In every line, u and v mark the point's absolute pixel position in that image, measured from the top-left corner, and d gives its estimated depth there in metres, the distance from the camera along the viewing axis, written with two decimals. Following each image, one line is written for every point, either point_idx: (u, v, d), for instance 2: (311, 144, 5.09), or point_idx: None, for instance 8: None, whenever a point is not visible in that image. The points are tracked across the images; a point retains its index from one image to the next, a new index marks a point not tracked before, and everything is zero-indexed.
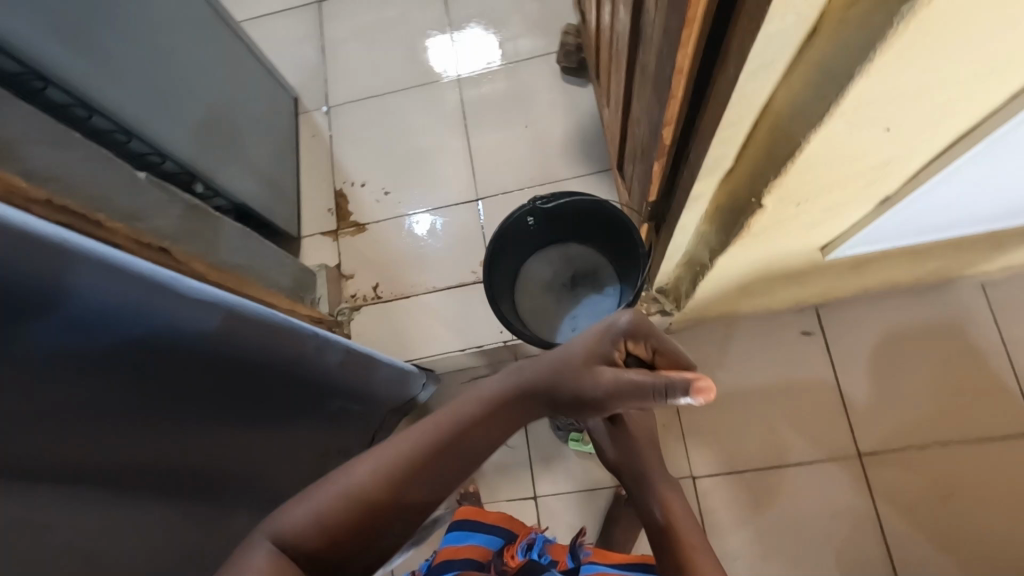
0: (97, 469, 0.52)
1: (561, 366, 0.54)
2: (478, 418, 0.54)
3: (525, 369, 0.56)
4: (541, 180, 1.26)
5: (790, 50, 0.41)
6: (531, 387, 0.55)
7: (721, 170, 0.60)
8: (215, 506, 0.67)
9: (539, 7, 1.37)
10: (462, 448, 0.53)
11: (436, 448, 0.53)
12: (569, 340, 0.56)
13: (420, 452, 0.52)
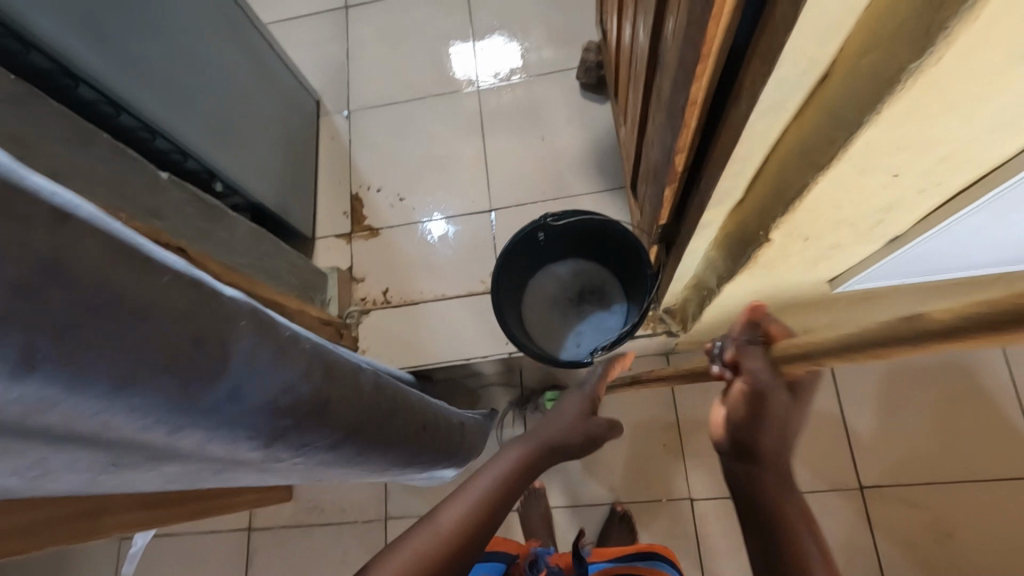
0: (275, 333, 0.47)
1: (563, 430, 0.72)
2: (524, 469, 0.63)
3: (528, 437, 0.68)
4: (555, 194, 1.27)
5: (800, 91, 0.42)
6: (547, 448, 0.68)
7: (731, 201, 0.61)
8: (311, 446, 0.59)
9: (562, 21, 1.39)
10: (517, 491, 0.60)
11: (505, 493, 0.58)
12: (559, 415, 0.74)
13: (498, 494, 0.57)
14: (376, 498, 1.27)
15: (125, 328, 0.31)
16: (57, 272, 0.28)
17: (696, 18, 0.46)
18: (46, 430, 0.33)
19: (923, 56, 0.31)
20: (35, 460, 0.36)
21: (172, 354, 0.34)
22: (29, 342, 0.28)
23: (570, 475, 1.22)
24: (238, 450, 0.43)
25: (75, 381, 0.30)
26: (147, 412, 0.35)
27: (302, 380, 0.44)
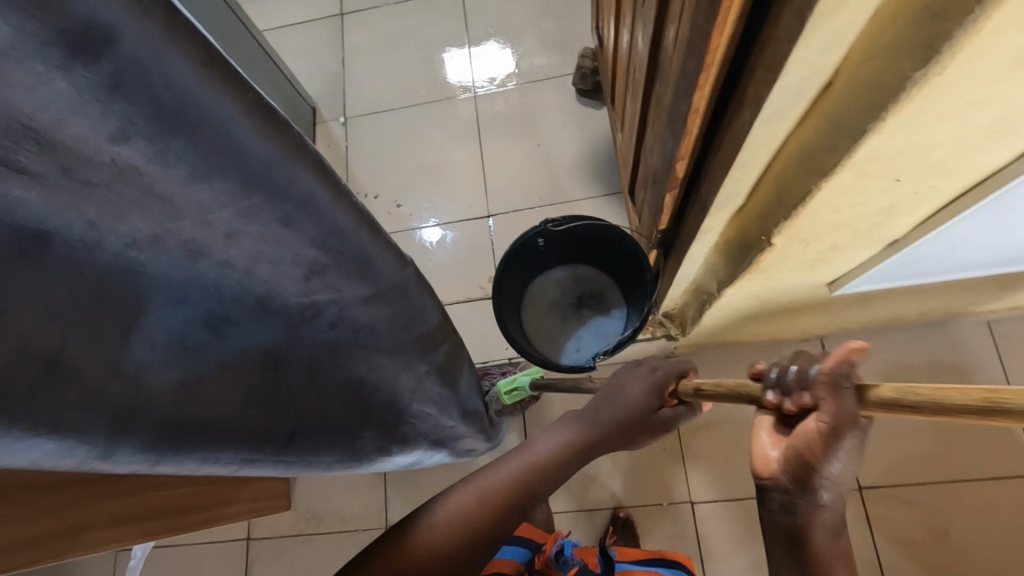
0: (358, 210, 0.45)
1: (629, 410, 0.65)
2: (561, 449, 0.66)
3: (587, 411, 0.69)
4: (553, 200, 1.28)
5: (803, 99, 0.43)
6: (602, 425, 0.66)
7: (732, 206, 0.61)
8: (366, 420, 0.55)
9: (556, 27, 1.39)
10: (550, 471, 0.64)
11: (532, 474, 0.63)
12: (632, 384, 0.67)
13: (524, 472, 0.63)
14: (376, 505, 1.26)
15: (213, 125, 0.34)
16: (157, 59, 0.30)
17: (698, 28, 0.46)
18: (138, 235, 0.35)
19: (928, 65, 0.32)
20: (113, 313, 0.35)
21: (244, 155, 0.36)
22: (130, 111, 0.31)
23: (571, 480, 1.22)
24: (282, 277, 0.43)
25: (164, 155, 0.33)
26: (223, 205, 0.37)
27: (352, 227, 0.45)
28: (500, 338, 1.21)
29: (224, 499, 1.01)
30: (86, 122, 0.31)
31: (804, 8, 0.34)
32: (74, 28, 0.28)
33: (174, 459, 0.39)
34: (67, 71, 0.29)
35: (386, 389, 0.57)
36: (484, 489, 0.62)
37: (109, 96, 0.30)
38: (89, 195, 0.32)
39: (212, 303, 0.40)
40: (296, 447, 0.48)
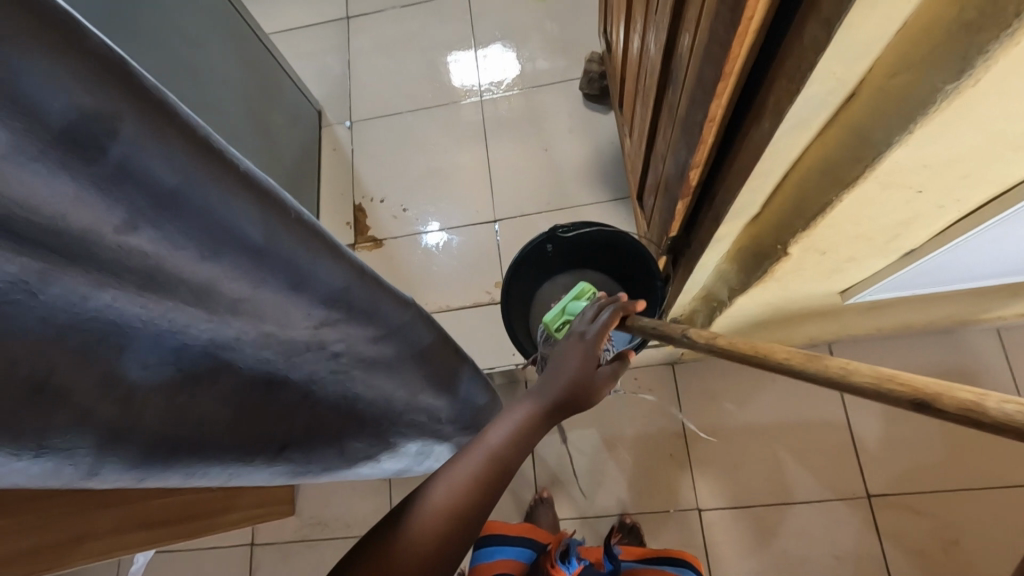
0: (359, 272, 0.46)
1: (576, 379, 0.60)
2: (517, 433, 0.56)
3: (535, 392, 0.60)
4: (559, 204, 1.27)
5: (827, 109, 0.42)
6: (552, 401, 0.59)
7: (748, 215, 0.61)
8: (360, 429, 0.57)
9: (563, 31, 1.39)
10: (512, 458, 0.55)
11: (498, 464, 0.54)
12: (567, 355, 0.62)
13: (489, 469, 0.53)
14: (381, 511, 1.25)
15: (210, 206, 0.33)
16: (150, 154, 0.30)
17: (717, 36, 0.46)
18: (135, 294, 0.35)
19: (962, 78, 0.31)
20: (108, 342, 0.34)
21: (243, 234, 0.36)
22: (136, 202, 0.31)
23: (577, 485, 1.22)
24: (289, 324, 0.44)
25: (169, 238, 0.33)
26: (226, 273, 0.37)
27: (353, 281, 0.45)
28: (506, 343, 1.20)
29: (226, 506, 1.00)
30: (94, 214, 0.30)
31: (832, 20, 0.33)
32: (73, 132, 0.27)
33: (161, 473, 0.40)
34: (68, 173, 0.28)
35: (378, 400, 0.58)
36: (461, 488, 0.52)
37: (112, 190, 0.30)
38: (89, 270, 0.32)
39: (212, 338, 0.40)
40: (291, 451, 0.50)
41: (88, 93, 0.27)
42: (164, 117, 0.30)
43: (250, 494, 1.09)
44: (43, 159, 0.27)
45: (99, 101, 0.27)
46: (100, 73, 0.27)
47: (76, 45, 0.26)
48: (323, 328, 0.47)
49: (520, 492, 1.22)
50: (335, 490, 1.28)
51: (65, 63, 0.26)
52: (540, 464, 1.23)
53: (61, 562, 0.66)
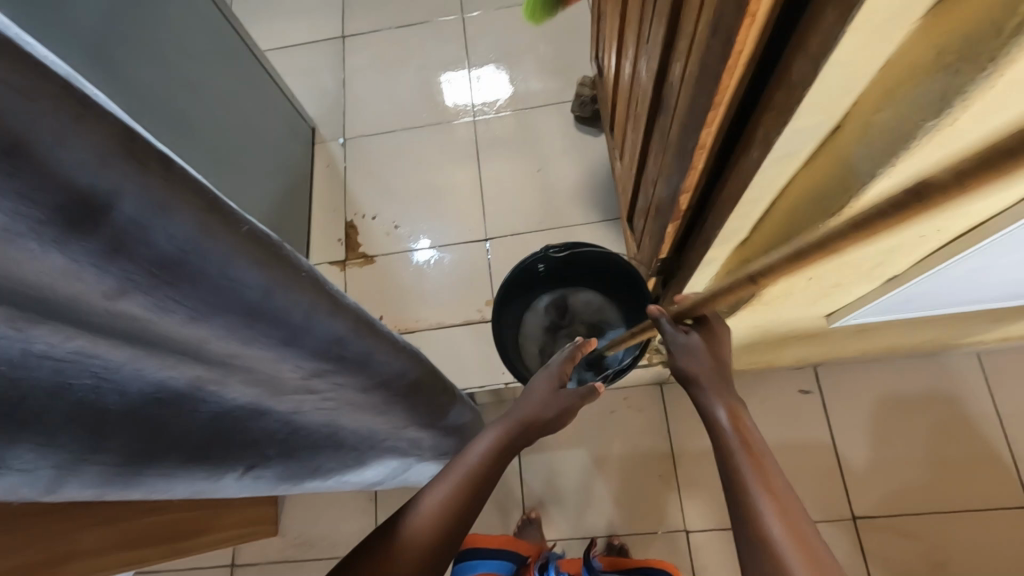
0: (354, 309, 0.45)
1: (545, 406, 0.69)
2: (494, 453, 0.63)
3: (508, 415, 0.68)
4: (551, 225, 1.28)
5: (813, 139, 0.43)
6: (523, 422, 0.67)
7: (737, 239, 0.62)
8: (324, 437, 0.60)
9: (556, 56, 1.42)
10: (490, 472, 0.63)
11: (478, 477, 0.61)
12: (535, 386, 0.71)
13: (470, 481, 0.61)
14: (366, 531, 1.23)
15: (210, 271, 0.32)
16: (151, 222, 0.28)
17: (709, 68, 0.48)
18: (117, 348, 0.34)
19: (941, 116, 0.33)
20: (86, 372, 0.34)
21: (244, 295, 0.34)
22: (130, 270, 0.29)
23: (565, 505, 1.21)
24: (280, 370, 0.43)
25: (162, 303, 0.32)
26: (220, 333, 0.36)
27: (348, 332, 0.44)
28: (496, 362, 1.20)
29: (210, 527, 0.98)
30: (86, 276, 0.28)
31: (819, 56, 0.35)
32: (73, 202, 0.25)
33: (123, 488, 0.41)
34: (61, 243, 0.26)
35: (355, 425, 0.61)
36: (446, 498, 0.59)
37: (106, 258, 0.28)
38: (64, 325, 0.30)
39: (195, 376, 0.40)
40: (259, 468, 0.55)
41: (96, 162, 0.25)
42: (171, 178, 0.28)
43: (235, 515, 1.07)
44: (40, 227, 0.25)
45: (108, 166, 0.26)
46: (107, 141, 0.25)
47: (92, 112, 0.25)
48: (311, 374, 0.46)
49: (508, 511, 1.22)
50: (320, 508, 1.26)
51: (75, 134, 0.24)
52: (528, 484, 1.23)
53: None
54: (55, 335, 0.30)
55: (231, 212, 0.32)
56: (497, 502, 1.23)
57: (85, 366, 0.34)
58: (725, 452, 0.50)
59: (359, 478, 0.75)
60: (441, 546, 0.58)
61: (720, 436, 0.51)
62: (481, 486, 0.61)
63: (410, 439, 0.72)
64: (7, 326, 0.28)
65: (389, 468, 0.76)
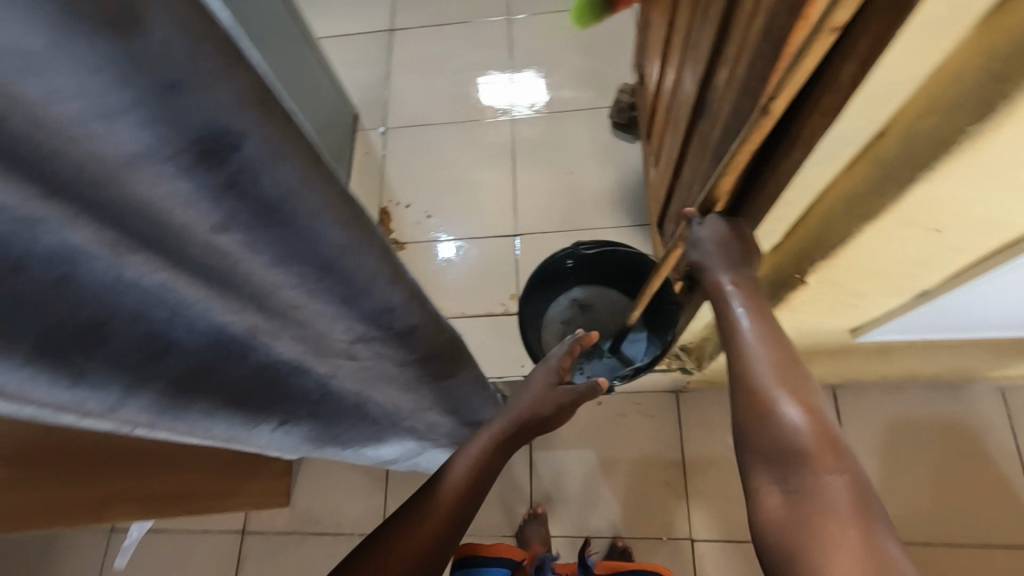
0: (413, 282, 0.46)
1: (539, 405, 0.69)
2: (490, 447, 0.66)
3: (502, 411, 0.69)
4: (580, 226, 1.29)
5: (855, 143, 0.45)
6: (518, 420, 0.68)
7: (768, 243, 0.63)
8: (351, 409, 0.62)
9: (597, 62, 1.44)
10: (490, 464, 0.65)
11: (478, 466, 0.65)
12: (528, 385, 0.71)
13: (471, 472, 0.64)
14: (373, 511, 1.26)
15: (302, 221, 0.31)
16: (265, 166, 0.27)
17: (758, 70, 0.50)
18: (194, 285, 0.35)
19: (983, 120, 0.35)
20: (164, 305, 0.35)
21: (322, 251, 0.35)
22: (238, 208, 0.29)
23: (572, 504, 1.22)
24: (333, 330, 0.45)
25: (255, 244, 0.32)
26: (294, 283, 0.37)
27: (401, 302, 0.45)
28: (515, 357, 1.22)
29: (225, 492, 1.01)
30: (193, 211, 0.28)
31: (868, 60, 0.37)
32: (203, 139, 0.24)
33: (172, 419, 0.45)
34: (187, 174, 0.26)
35: (384, 402, 0.63)
36: (450, 486, 0.63)
37: (217, 193, 0.27)
38: (155, 257, 0.31)
39: (252, 325, 0.41)
40: (290, 424, 0.57)
41: (234, 107, 0.24)
42: (292, 135, 0.27)
43: (250, 483, 1.10)
44: (167, 155, 0.24)
45: (242, 113, 0.24)
46: (251, 86, 0.24)
47: (242, 59, 0.23)
48: (359, 338, 0.47)
49: (513, 507, 1.23)
50: (330, 484, 1.29)
51: (221, 79, 0.23)
52: (537, 479, 1.24)
53: (43, 523, 0.68)
54: (145, 265, 0.31)
55: (333, 173, 0.32)
56: (503, 496, 1.24)
57: (163, 299, 0.35)
58: (724, 318, 0.53)
59: (377, 452, 0.78)
60: (451, 525, 0.61)
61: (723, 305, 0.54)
62: (484, 474, 0.65)
63: (429, 422, 0.74)
64: (107, 252, 0.29)
65: (403, 446, 0.78)
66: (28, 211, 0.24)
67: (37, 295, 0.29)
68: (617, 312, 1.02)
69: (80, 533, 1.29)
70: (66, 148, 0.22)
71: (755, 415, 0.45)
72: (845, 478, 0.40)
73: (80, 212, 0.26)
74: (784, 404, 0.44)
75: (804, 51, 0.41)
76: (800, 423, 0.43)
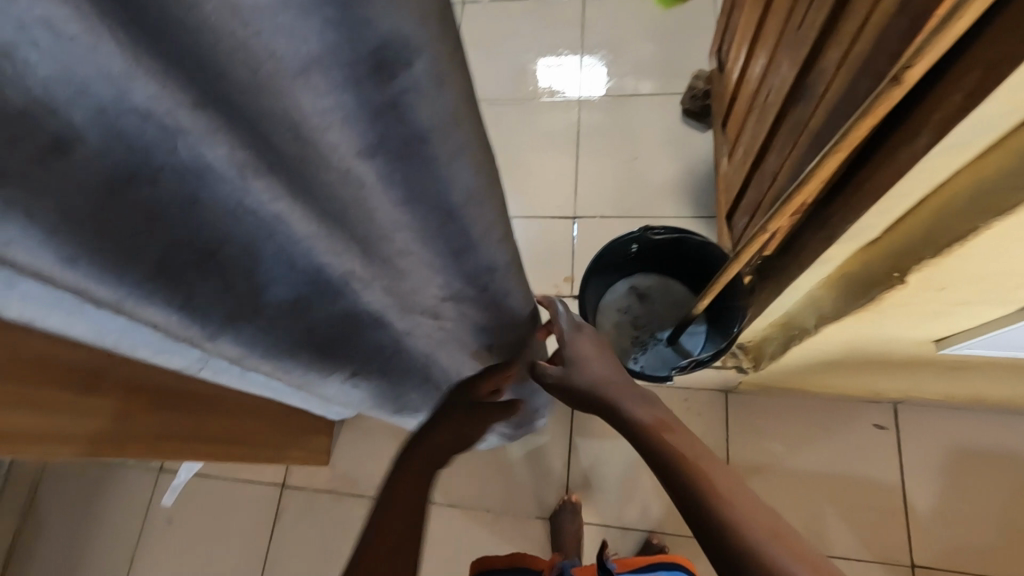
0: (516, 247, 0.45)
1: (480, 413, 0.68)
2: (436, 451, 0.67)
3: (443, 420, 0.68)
4: (640, 214, 1.27)
5: (998, 131, 0.41)
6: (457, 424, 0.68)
7: (865, 238, 0.60)
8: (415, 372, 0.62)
9: (673, 47, 1.40)
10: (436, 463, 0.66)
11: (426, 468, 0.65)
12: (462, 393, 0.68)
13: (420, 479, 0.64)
14: None
15: (438, 158, 0.31)
16: (422, 93, 0.27)
17: (890, 48, 0.46)
18: (310, 221, 0.34)
19: None
20: (273, 240, 0.35)
21: (446, 195, 0.34)
22: (383, 133, 0.29)
23: (609, 494, 1.21)
24: (428, 285, 0.45)
25: (386, 176, 0.32)
26: (410, 224, 0.36)
27: (502, 265, 0.45)
28: None
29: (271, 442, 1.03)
30: (338, 131, 0.27)
31: None
32: (373, 53, 0.24)
33: (259, 353, 0.46)
34: (349, 88, 0.25)
35: (450, 366, 0.63)
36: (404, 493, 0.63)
37: (368, 115, 0.27)
38: (280, 184, 0.31)
39: (350, 270, 0.41)
40: (359, 378, 0.58)
41: (415, 19, 0.23)
42: (451, 66, 0.27)
43: (296, 437, 1.13)
44: (330, 66, 0.24)
45: (416, 34, 0.24)
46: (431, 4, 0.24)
47: None
48: (449, 296, 0.47)
49: (549, 491, 1.23)
50: (370, 449, 1.31)
51: None
52: (575, 466, 1.23)
53: (113, 453, 0.73)
54: (267, 191, 0.31)
55: (477, 114, 0.31)
56: (540, 479, 1.24)
57: (274, 231, 0.34)
58: (673, 462, 0.54)
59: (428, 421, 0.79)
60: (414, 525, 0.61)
61: (659, 446, 0.56)
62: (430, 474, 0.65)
63: None
64: (238, 173, 0.29)
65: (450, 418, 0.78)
66: (175, 113, 0.25)
67: (168, 204, 0.30)
68: (676, 305, 1.01)
69: (131, 469, 1.35)
70: (239, 39, 0.21)
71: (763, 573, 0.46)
72: None
73: (222, 125, 0.26)
74: (781, 554, 0.46)
75: (956, 10, 0.37)
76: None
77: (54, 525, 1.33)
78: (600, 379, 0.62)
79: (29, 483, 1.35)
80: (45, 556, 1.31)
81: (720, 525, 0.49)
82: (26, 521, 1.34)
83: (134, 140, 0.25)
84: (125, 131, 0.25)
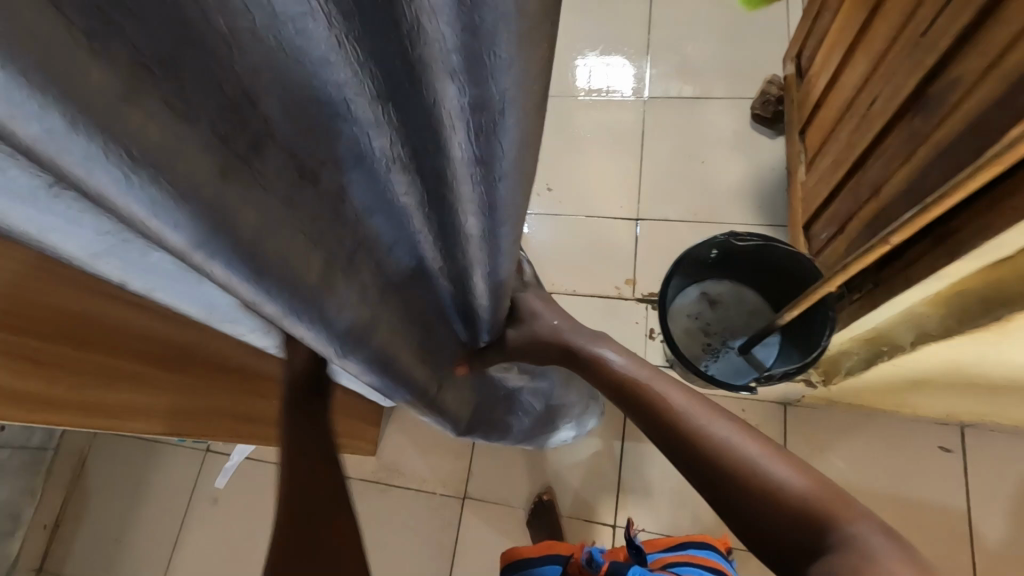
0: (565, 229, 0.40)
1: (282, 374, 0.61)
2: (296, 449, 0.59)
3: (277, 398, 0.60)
4: (705, 219, 1.25)
5: None
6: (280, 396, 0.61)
7: (998, 257, 0.57)
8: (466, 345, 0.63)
9: (743, 50, 1.37)
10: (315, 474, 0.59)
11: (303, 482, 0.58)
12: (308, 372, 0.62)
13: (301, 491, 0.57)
14: (457, 473, 1.27)
15: (504, 119, 0.27)
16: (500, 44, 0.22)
17: None
18: (394, 162, 0.33)
19: None
20: (364, 180, 0.34)
21: (500, 154, 0.30)
22: (465, 84, 0.25)
23: (661, 500, 1.19)
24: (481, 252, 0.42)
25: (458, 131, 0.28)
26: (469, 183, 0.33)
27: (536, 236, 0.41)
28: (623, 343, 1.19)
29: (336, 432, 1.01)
30: (439, 74, 0.25)
31: None
32: None
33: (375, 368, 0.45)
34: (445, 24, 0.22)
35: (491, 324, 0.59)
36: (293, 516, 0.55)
37: (455, 60, 0.24)
38: (383, 118, 0.30)
39: (417, 218, 0.39)
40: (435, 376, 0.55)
41: None
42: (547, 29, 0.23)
43: (350, 426, 1.12)
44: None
45: None
46: None
47: None
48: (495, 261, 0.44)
49: (599, 492, 1.21)
50: (418, 441, 1.30)
51: None
52: (626, 470, 1.22)
53: (194, 432, 0.74)
54: (368, 125, 0.30)
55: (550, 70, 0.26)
56: (590, 481, 1.22)
57: (363, 170, 0.33)
58: (655, 403, 0.61)
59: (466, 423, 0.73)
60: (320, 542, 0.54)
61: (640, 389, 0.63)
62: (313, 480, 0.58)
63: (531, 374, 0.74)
64: (342, 103, 0.28)
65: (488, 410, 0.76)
66: (307, 34, 0.23)
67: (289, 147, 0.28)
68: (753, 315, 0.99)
69: (177, 449, 1.35)
70: None
71: (758, 485, 0.49)
72: (864, 525, 0.44)
73: (347, 47, 0.24)
74: (774, 467, 0.50)
75: None
76: (796, 483, 0.48)
77: (102, 498, 1.34)
78: (556, 323, 0.69)
79: (77, 455, 1.36)
80: (91, 530, 1.33)
81: (715, 462, 0.53)
82: (72, 495, 1.36)
83: (267, 70, 0.24)
84: (261, 54, 0.23)
